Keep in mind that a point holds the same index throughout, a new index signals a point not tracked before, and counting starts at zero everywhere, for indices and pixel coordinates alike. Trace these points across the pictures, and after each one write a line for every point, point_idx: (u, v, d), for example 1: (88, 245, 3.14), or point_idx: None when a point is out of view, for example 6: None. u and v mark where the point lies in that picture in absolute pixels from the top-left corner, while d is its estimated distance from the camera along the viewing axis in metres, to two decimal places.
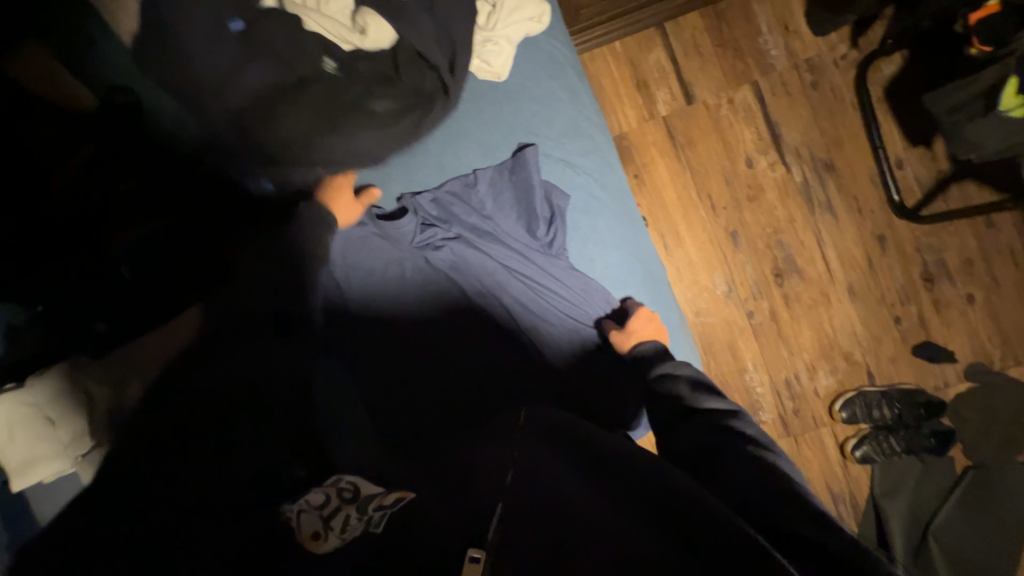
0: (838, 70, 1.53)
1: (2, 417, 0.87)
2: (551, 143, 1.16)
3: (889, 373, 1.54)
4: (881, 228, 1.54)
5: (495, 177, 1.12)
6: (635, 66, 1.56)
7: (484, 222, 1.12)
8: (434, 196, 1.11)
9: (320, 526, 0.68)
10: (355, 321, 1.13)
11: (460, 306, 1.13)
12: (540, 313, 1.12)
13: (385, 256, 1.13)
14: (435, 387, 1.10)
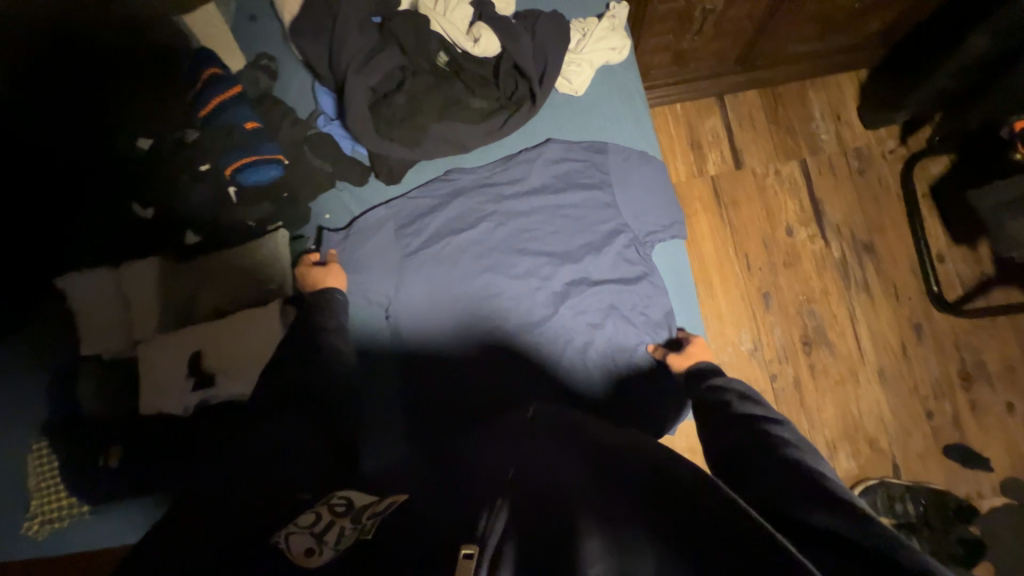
0: (885, 162, 1.62)
1: (105, 282, 0.95)
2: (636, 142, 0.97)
3: (918, 469, 1.46)
4: (918, 317, 1.53)
5: (565, 164, 0.96)
6: (693, 128, 1.69)
7: (557, 206, 0.95)
8: (495, 171, 0.96)
9: (314, 543, 0.57)
10: (393, 299, 0.93)
11: (518, 298, 0.93)
12: (608, 338, 0.92)
13: (437, 229, 0.96)
14: (469, 376, 0.90)
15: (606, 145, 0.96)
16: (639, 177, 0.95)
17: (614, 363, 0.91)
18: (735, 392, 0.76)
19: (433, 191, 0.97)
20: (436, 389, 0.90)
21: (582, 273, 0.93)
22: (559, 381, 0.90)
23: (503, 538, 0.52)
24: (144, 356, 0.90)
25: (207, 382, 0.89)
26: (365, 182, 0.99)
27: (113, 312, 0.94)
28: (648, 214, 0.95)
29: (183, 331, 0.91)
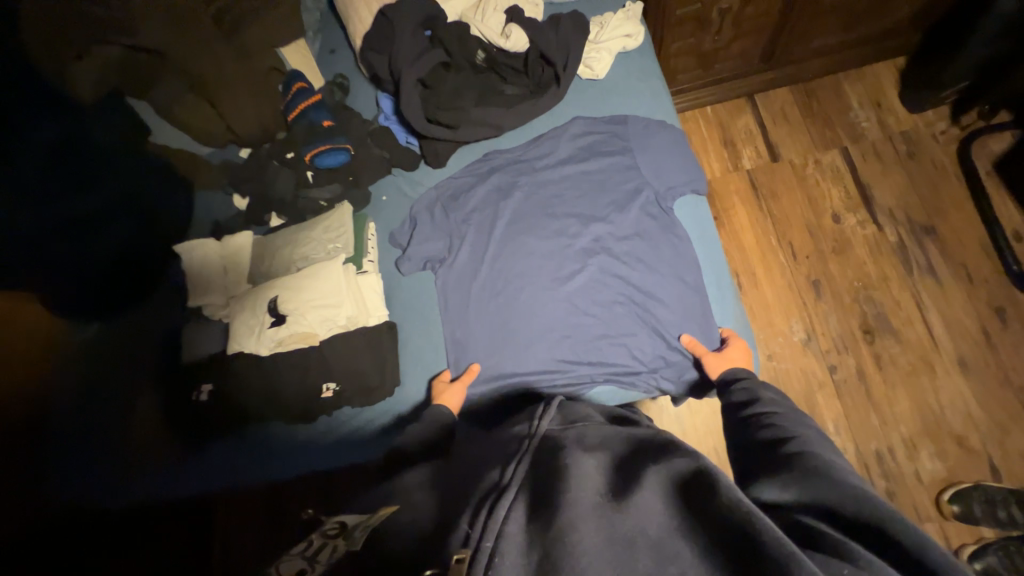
0: (937, 144, 1.56)
1: (204, 249, 1.09)
2: (654, 113, 1.06)
3: (1023, 473, 1.27)
4: (999, 301, 1.40)
5: (588, 138, 1.06)
6: (724, 127, 1.74)
7: (581, 175, 1.04)
8: (524, 151, 1.09)
9: (305, 564, 0.58)
10: (437, 261, 1.07)
11: (545, 262, 1.01)
12: (637, 303, 0.97)
13: (475, 204, 1.08)
14: (504, 330, 1.00)
15: (626, 116, 1.05)
16: (658, 142, 1.03)
17: (644, 325, 0.96)
18: (763, 392, 0.77)
19: (471, 171, 1.11)
20: (480, 337, 1.00)
21: (608, 234, 1.00)
22: (590, 338, 0.96)
23: (499, 544, 0.50)
24: (235, 309, 1.03)
25: (281, 322, 0.98)
26: (416, 167, 1.15)
27: (212, 272, 1.08)
28: (668, 172, 1.01)
29: (261, 288, 1.01)
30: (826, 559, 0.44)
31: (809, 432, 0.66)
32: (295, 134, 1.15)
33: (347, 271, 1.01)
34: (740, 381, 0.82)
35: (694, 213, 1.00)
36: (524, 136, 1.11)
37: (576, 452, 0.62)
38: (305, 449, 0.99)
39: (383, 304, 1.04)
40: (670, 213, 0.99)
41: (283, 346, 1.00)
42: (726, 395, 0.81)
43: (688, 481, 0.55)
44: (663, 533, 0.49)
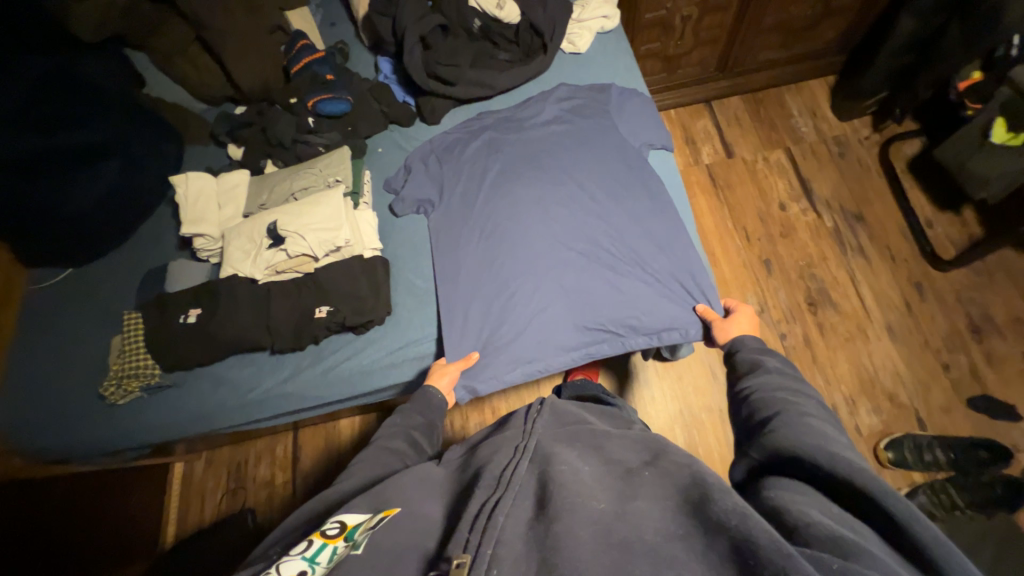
0: (863, 147, 1.81)
1: (199, 184, 1.12)
2: (628, 82, 1.20)
3: (943, 423, 1.43)
4: (918, 277, 1.61)
5: (571, 99, 1.18)
6: (686, 127, 1.95)
7: (565, 126, 1.15)
8: (513, 111, 1.20)
9: (305, 565, 0.55)
10: (430, 206, 1.13)
11: (530, 208, 1.06)
12: (616, 249, 1.03)
13: (468, 157, 1.15)
14: (492, 270, 1.04)
15: (607, 85, 1.18)
16: (633, 105, 1.15)
17: (622, 270, 1.02)
18: (765, 363, 0.82)
19: (464, 128, 1.20)
20: (470, 275, 1.05)
21: (592, 187, 1.08)
22: (573, 277, 1.01)
23: (498, 549, 0.52)
24: (231, 236, 1.06)
25: (280, 244, 1.03)
26: (412, 123, 1.23)
27: (207, 204, 1.10)
28: (643, 132, 1.12)
29: (259, 215, 1.05)
30: (821, 552, 0.47)
31: (805, 404, 0.70)
32: (298, 84, 1.22)
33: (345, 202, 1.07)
34: (747, 349, 0.87)
35: (666, 169, 1.11)
36: (515, 99, 1.23)
37: (574, 462, 0.65)
38: (294, 374, 1.05)
39: (378, 237, 1.10)
40: (645, 167, 1.09)
41: (280, 270, 1.04)
42: (731, 365, 0.87)
43: (688, 493, 0.57)
44: (661, 539, 0.52)
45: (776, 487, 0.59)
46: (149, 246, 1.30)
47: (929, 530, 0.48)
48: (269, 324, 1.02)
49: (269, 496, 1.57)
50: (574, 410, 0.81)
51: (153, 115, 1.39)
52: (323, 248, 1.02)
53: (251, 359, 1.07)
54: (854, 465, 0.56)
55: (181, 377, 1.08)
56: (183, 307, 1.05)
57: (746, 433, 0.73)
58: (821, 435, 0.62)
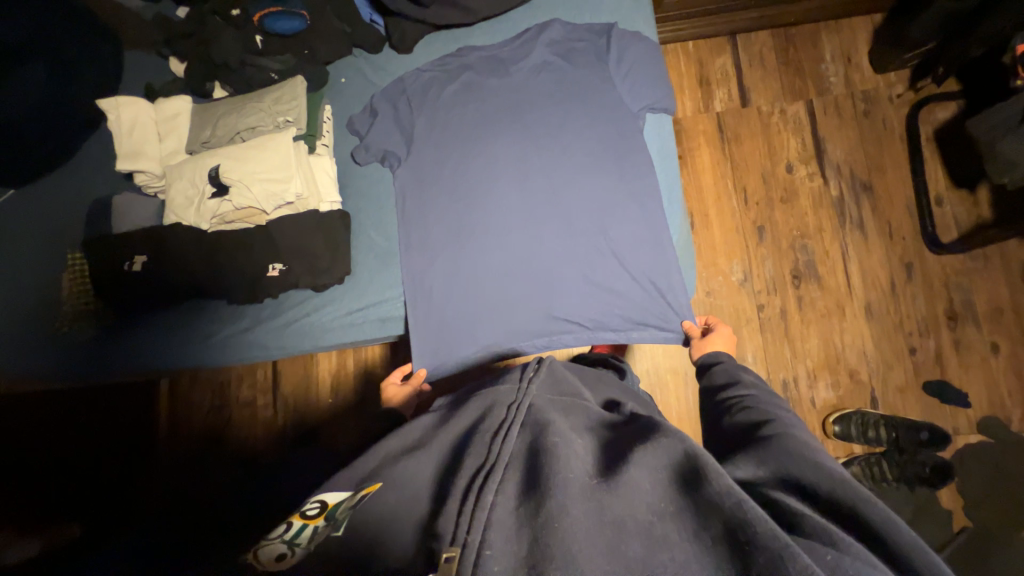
0: (891, 106, 1.63)
1: (132, 112, 0.99)
2: (632, 16, 1.01)
3: (895, 403, 1.48)
4: (910, 257, 1.56)
5: (564, 37, 1.00)
6: (702, 65, 1.73)
7: (553, 71, 0.99)
8: (494, 50, 1.03)
9: (286, 549, 0.69)
10: (395, 161, 1.02)
11: (508, 175, 0.97)
12: (598, 227, 0.94)
13: (439, 105, 1.01)
14: (459, 239, 0.97)
15: (609, 25, 1.00)
16: (635, 47, 0.98)
17: (603, 249, 0.94)
18: (744, 377, 0.81)
19: (440, 65, 1.04)
20: (435, 244, 0.98)
21: (577, 160, 0.95)
22: (545, 256, 0.95)
23: (487, 532, 0.51)
24: (173, 178, 0.97)
25: (224, 193, 0.96)
26: (380, 51, 1.07)
27: (145, 136, 0.99)
28: (642, 88, 0.96)
29: (202, 159, 0.96)
30: (815, 542, 0.47)
31: (784, 413, 0.70)
32: None
33: (297, 148, 0.96)
34: (722, 363, 0.86)
35: (661, 137, 0.98)
36: (500, 30, 1.05)
37: (565, 431, 0.63)
38: (253, 327, 1.03)
39: (337, 190, 1.01)
40: (638, 136, 0.95)
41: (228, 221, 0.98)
42: (707, 377, 0.86)
43: (680, 469, 0.57)
44: (653, 519, 0.52)
45: (760, 486, 0.57)
46: (86, 168, 1.17)
47: (906, 530, 0.49)
48: (223, 273, 0.98)
49: (251, 418, 1.55)
50: (568, 377, 0.80)
51: (79, 9, 1.18)
52: (271, 201, 0.94)
53: (210, 306, 1.04)
54: (837, 472, 0.55)
55: (135, 320, 1.06)
56: (128, 251, 0.99)
57: (719, 443, 0.72)
58: (803, 441, 0.62)
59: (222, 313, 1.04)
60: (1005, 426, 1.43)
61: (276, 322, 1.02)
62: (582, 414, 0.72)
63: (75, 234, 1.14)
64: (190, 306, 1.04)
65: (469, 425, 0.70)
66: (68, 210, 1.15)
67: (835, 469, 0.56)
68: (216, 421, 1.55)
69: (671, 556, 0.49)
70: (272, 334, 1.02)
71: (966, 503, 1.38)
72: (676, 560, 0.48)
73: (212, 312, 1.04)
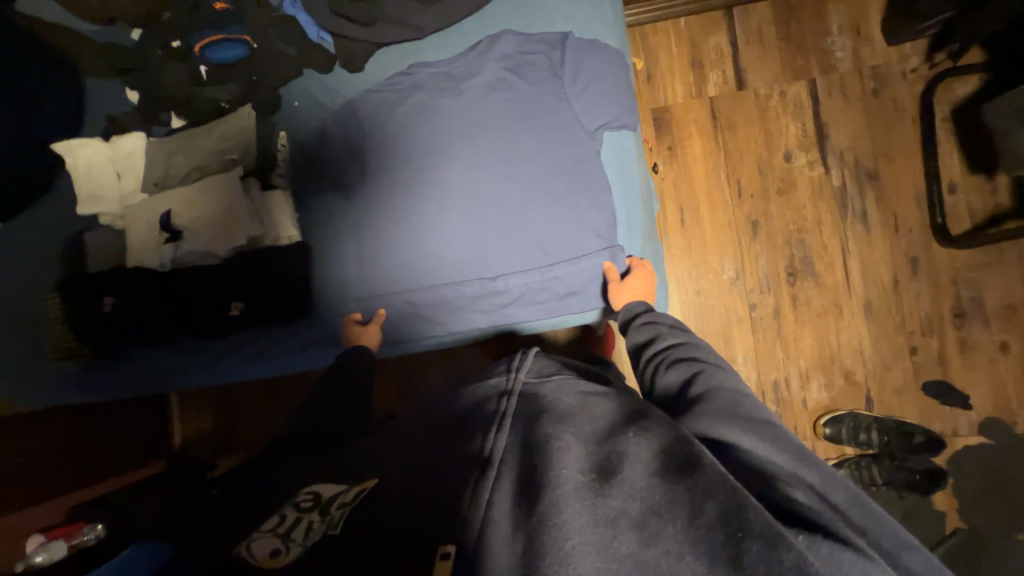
0: (904, 83, 1.48)
1: (87, 156, 1.01)
2: (586, 24, 0.96)
3: (892, 405, 1.43)
4: (916, 251, 1.46)
5: (518, 52, 0.95)
6: (694, 46, 1.60)
7: (505, 88, 0.93)
8: (444, 69, 0.97)
9: (280, 544, 0.65)
10: (348, 192, 0.99)
11: (460, 202, 0.93)
12: (551, 256, 0.92)
13: (386, 129, 0.96)
14: (415, 273, 0.96)
15: (563, 35, 0.95)
16: (590, 60, 0.94)
17: (553, 278, 0.93)
18: (665, 324, 0.86)
19: (387, 87, 0.99)
20: (393, 279, 0.98)
21: (532, 189, 0.91)
22: (498, 288, 0.94)
23: (488, 529, 0.56)
24: (134, 220, 1.00)
25: (178, 238, 0.99)
26: (329, 71, 1.03)
27: (106, 180, 1.02)
28: (597, 108, 0.93)
29: (159, 203, 0.99)
30: (791, 521, 0.54)
31: (710, 361, 0.78)
32: (182, 19, 1.02)
33: (246, 187, 0.98)
34: (637, 317, 0.89)
35: (618, 156, 0.94)
36: (453, 44, 1.00)
37: (557, 419, 0.67)
38: (220, 359, 1.03)
39: (293, 224, 1.01)
40: (595, 158, 0.92)
41: (185, 263, 1.00)
42: (628, 333, 0.89)
43: (674, 459, 0.58)
44: (645, 511, 0.54)
45: (735, 451, 0.64)
46: (56, 201, 1.18)
47: (868, 504, 0.57)
48: (192, 307, 1.01)
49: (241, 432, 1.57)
50: (555, 363, 0.84)
51: (35, 36, 1.16)
52: (222, 245, 0.97)
53: (176, 344, 1.04)
54: (786, 434, 0.65)
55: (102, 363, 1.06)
56: (100, 287, 1.01)
57: (663, 405, 0.77)
58: (744, 399, 0.70)
59: (189, 349, 1.04)
60: (1009, 428, 1.37)
61: (243, 352, 1.02)
62: (580, 390, 0.75)
63: (45, 267, 1.15)
64: (155, 345, 1.04)
65: (466, 410, 0.77)
66: (35, 244, 1.16)
67: (788, 436, 0.65)
68: (225, 421, 1.57)
69: (664, 549, 0.50)
70: (240, 361, 1.03)
71: (961, 507, 1.35)
72: (669, 553, 0.50)
73: (182, 348, 1.04)
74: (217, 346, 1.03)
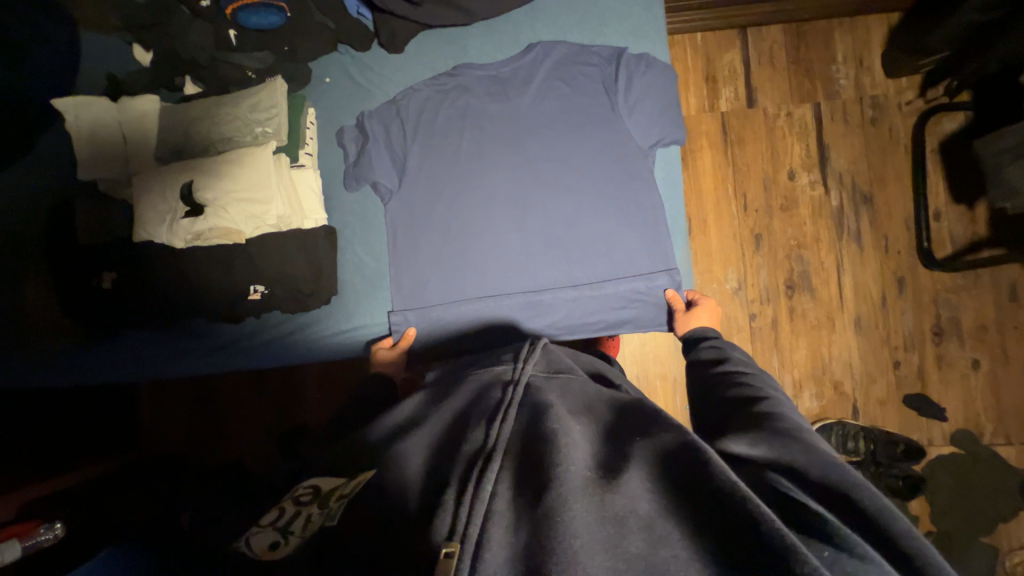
0: (899, 114, 1.59)
1: (94, 116, 0.97)
2: (634, 44, 1.06)
3: (875, 415, 1.53)
4: (903, 272, 1.56)
5: (567, 64, 1.05)
6: (710, 61, 1.65)
7: (562, 99, 1.04)
8: (493, 72, 1.05)
9: (279, 537, 0.63)
10: (404, 182, 1.03)
11: (514, 198, 1.03)
12: (592, 255, 1.03)
13: (447, 125, 1.04)
14: (469, 262, 1.02)
15: (617, 51, 1.04)
16: (643, 78, 1.02)
17: (593, 275, 1.02)
18: (736, 354, 0.85)
19: (440, 86, 1.05)
20: (443, 266, 1.03)
21: (580, 193, 1.03)
22: (543, 282, 1.02)
23: (485, 527, 0.50)
24: (140, 188, 0.94)
25: (198, 214, 0.93)
26: (366, 49, 1.05)
27: (110, 144, 0.98)
28: (648, 125, 1.03)
29: (168, 171, 0.94)
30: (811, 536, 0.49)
31: (773, 389, 0.74)
32: None
33: (278, 162, 0.96)
34: (709, 341, 0.92)
35: (668, 169, 1.05)
36: (504, 49, 1.07)
37: (563, 415, 0.63)
38: (225, 349, 1.03)
39: (321, 207, 1.02)
40: (645, 172, 1.03)
41: (203, 239, 0.95)
42: (695, 354, 0.90)
43: (679, 457, 0.54)
44: (654, 514, 0.50)
45: (764, 468, 0.57)
46: (39, 166, 1.06)
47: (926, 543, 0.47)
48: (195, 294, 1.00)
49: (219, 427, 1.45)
50: (563, 355, 0.82)
51: None
52: (249, 226, 0.95)
53: (178, 330, 1.03)
54: (824, 452, 0.57)
55: (99, 344, 1.04)
56: (106, 272, 1.00)
57: (706, 417, 0.76)
58: (783, 417, 0.65)
59: (191, 337, 1.03)
60: (977, 440, 1.49)
61: (248, 344, 1.03)
62: (585, 391, 0.73)
63: (22, 237, 1.03)
64: (157, 330, 1.03)
65: (464, 404, 0.72)
66: (13, 211, 1.04)
67: (839, 461, 0.56)
68: (202, 419, 1.40)
69: (673, 553, 0.47)
70: (243, 352, 1.03)
71: (935, 512, 1.44)
72: (679, 557, 0.47)
73: (185, 335, 1.03)
74: (222, 335, 1.03)
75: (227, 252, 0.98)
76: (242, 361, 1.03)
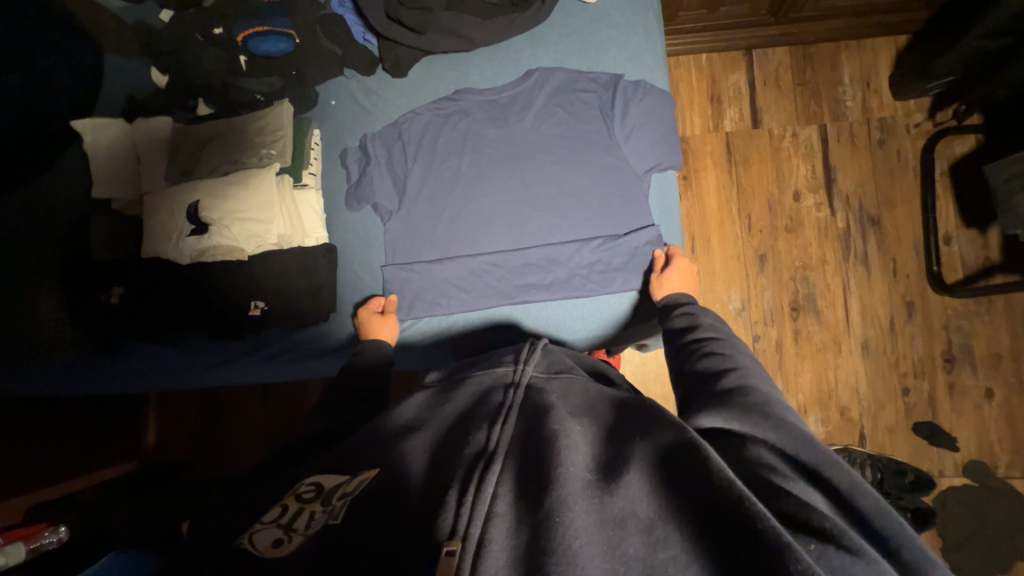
0: (908, 137, 1.57)
1: (111, 139, 1.04)
2: (633, 70, 1.07)
3: (883, 443, 1.49)
4: (913, 295, 1.53)
5: (566, 89, 1.07)
6: (715, 81, 1.66)
7: (559, 123, 1.05)
8: (492, 98, 1.08)
9: (282, 535, 0.59)
10: (404, 202, 1.05)
11: (511, 219, 1.04)
12: (586, 277, 1.03)
13: (446, 146, 1.06)
14: (464, 281, 1.04)
15: (615, 78, 1.06)
16: (639, 104, 1.04)
17: (585, 295, 1.03)
18: (706, 318, 0.85)
19: (441, 109, 1.08)
20: (439, 285, 1.04)
21: (576, 215, 1.04)
22: (536, 304, 1.03)
23: (487, 527, 0.50)
24: (149, 205, 1.00)
25: (203, 231, 0.98)
26: (372, 73, 1.10)
27: (125, 163, 1.04)
28: (645, 151, 1.04)
29: (177, 191, 0.99)
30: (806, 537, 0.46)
31: (742, 358, 0.74)
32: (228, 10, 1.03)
33: (281, 183, 1.01)
34: (682, 305, 0.91)
35: (665, 193, 1.06)
36: (505, 74, 1.10)
37: (563, 417, 0.63)
38: (230, 362, 1.04)
39: (322, 226, 1.05)
40: (642, 198, 1.03)
41: (208, 255, 1.00)
42: (669, 321, 0.90)
43: (677, 457, 0.53)
44: (654, 516, 0.49)
45: (756, 451, 0.56)
46: (57, 181, 1.10)
47: (898, 517, 0.48)
48: (201, 306, 1.04)
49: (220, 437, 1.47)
50: (566, 359, 0.82)
51: (54, 7, 1.10)
52: (251, 245, 1.00)
53: (179, 342, 1.05)
54: (808, 435, 0.57)
55: (102, 359, 1.05)
56: (116, 286, 1.05)
57: (684, 388, 0.75)
58: (757, 393, 0.65)
59: (192, 348, 1.05)
60: (991, 472, 1.44)
61: (249, 359, 1.04)
62: (586, 391, 0.73)
63: (39, 249, 1.07)
64: (161, 342, 1.05)
65: (466, 404, 0.73)
66: (31, 224, 1.08)
67: (812, 437, 0.56)
68: (206, 430, 1.42)
69: (672, 555, 0.46)
70: (242, 366, 1.04)
71: (949, 547, 1.38)
72: (678, 559, 0.45)
73: (185, 349, 1.05)
74: (224, 350, 1.05)
75: (233, 267, 1.03)
76: (243, 373, 1.05)
